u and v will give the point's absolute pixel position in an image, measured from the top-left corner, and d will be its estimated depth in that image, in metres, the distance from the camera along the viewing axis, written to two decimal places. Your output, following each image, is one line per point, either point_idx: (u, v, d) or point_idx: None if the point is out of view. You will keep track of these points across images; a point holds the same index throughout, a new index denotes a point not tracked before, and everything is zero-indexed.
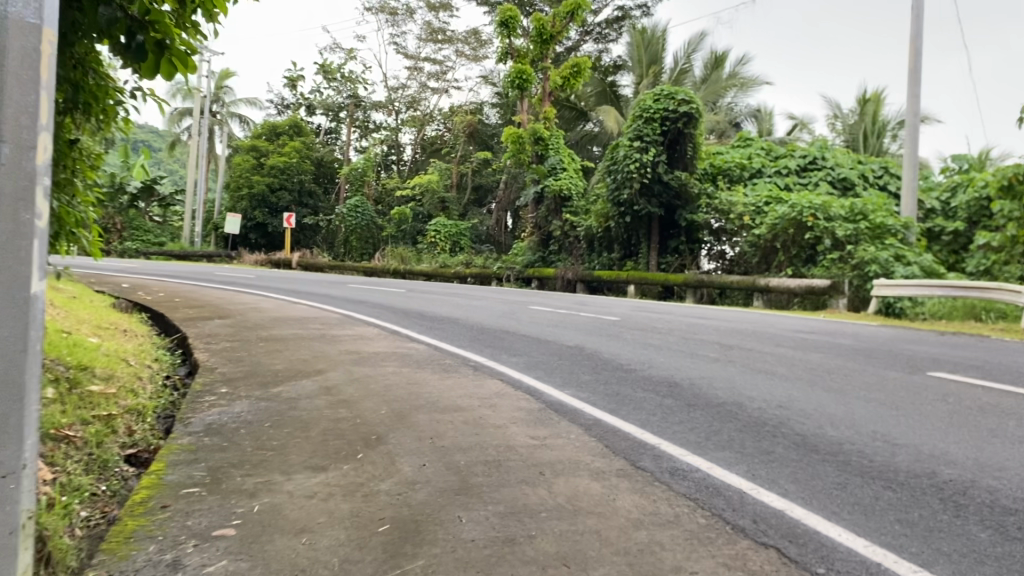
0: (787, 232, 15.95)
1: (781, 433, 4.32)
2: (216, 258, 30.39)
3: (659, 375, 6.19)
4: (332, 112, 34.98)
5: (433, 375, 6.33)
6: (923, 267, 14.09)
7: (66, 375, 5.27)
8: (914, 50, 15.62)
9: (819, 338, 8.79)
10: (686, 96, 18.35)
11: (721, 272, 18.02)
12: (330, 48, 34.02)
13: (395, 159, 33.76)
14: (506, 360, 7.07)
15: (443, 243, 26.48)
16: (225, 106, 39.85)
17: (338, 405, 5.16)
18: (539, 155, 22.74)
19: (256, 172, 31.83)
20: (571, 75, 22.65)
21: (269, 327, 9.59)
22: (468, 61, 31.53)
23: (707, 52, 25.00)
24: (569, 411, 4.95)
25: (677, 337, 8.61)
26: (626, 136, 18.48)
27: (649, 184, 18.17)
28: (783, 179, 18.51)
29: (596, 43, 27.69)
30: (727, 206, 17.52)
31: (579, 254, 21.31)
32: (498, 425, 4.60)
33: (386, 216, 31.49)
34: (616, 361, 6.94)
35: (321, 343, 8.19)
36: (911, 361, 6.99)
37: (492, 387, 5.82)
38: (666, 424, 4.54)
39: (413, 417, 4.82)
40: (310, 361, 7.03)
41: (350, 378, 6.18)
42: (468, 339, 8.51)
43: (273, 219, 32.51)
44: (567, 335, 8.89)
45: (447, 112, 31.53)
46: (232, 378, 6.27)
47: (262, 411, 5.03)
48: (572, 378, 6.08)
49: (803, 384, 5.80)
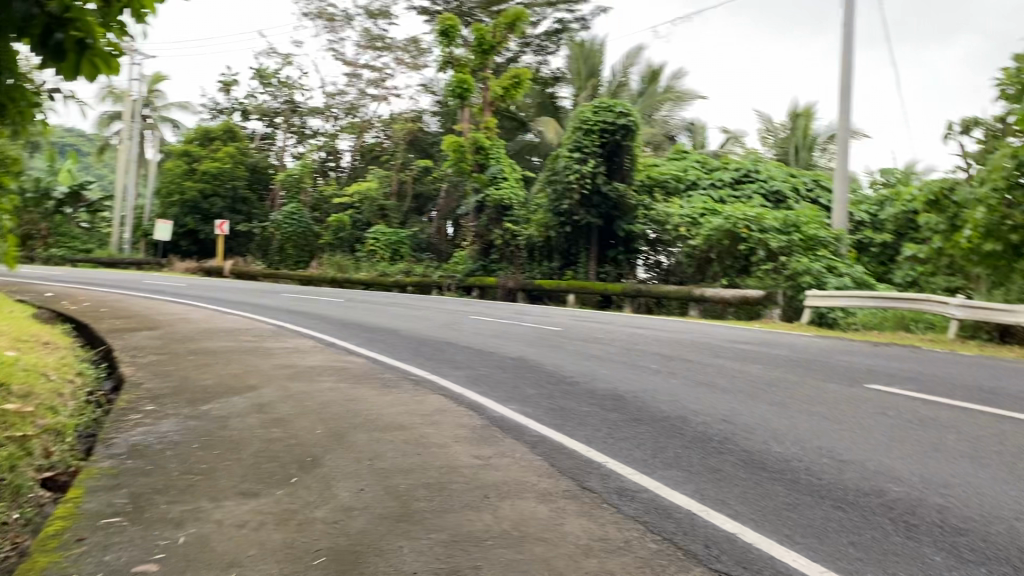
0: (721, 243, 16.13)
1: (728, 449, 4.26)
2: (145, 265, 29.42)
3: (603, 389, 6.10)
4: (268, 118, 34.31)
5: (372, 390, 6.14)
6: (853, 278, 14.40)
7: None
8: (845, 68, 15.99)
9: (758, 349, 8.84)
10: (623, 109, 18.31)
11: (657, 281, 18.45)
12: (266, 53, 33.40)
13: (332, 166, 33.25)
14: (447, 373, 6.91)
15: (382, 251, 26.09)
16: (156, 110, 38.77)
17: (271, 424, 4.94)
18: (480, 164, 22.63)
19: (189, 178, 31.06)
20: (511, 86, 22.53)
21: (200, 339, 9.24)
22: (407, 69, 31.26)
23: (644, 65, 25.28)
24: (513, 428, 4.82)
25: (619, 349, 8.56)
26: (566, 147, 18.44)
27: (589, 195, 18.19)
28: (718, 192, 18.80)
29: (536, 54, 27.74)
30: (664, 217, 17.68)
31: (520, 264, 21.24)
32: (440, 443, 4.45)
33: (322, 223, 30.96)
34: (558, 374, 6.84)
35: (254, 356, 7.91)
36: (849, 372, 7.06)
37: (432, 402, 5.66)
38: (611, 441, 4.44)
39: (351, 436, 4.63)
40: (242, 375, 6.76)
41: (284, 393, 5.95)
42: (408, 351, 8.32)
43: (205, 226, 31.64)
44: (508, 347, 8.77)
45: (386, 120, 31.21)
46: (159, 394, 5.98)
47: (190, 431, 4.78)
48: (514, 393, 5.96)
49: (746, 397, 5.78)
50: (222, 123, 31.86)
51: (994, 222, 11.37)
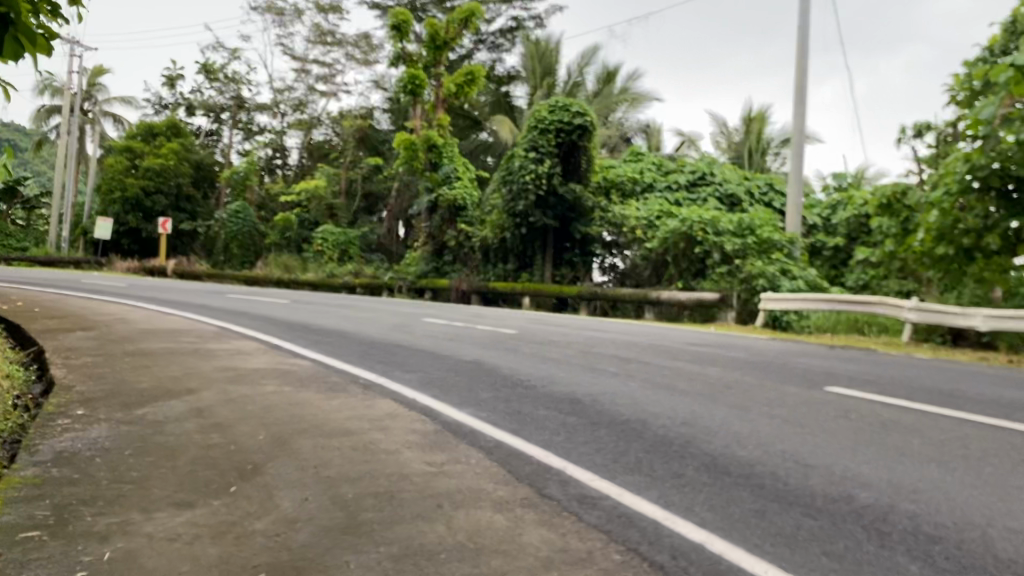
0: (678, 246, 16.13)
1: (691, 453, 4.11)
2: (85, 264, 28.53)
3: (560, 392, 5.93)
4: (213, 114, 33.63)
5: (320, 394, 5.88)
6: (808, 282, 14.60)
7: None
8: (800, 69, 16.12)
9: (714, 351, 8.77)
10: (579, 109, 18.35)
11: (613, 284, 18.43)
12: (213, 47, 32.74)
13: (280, 163, 32.70)
14: (399, 377, 6.68)
15: (332, 251, 25.63)
16: (98, 104, 37.74)
17: (211, 429, 4.67)
18: (432, 163, 22.48)
19: (131, 175, 30.17)
20: (465, 83, 22.30)
21: (140, 340, 8.86)
22: (359, 65, 30.88)
23: (598, 66, 25.36)
24: (467, 433, 4.62)
25: (575, 351, 8.41)
26: (521, 146, 18.17)
27: (544, 197, 18.00)
28: (673, 195, 18.84)
29: (489, 52, 27.63)
30: (621, 218, 17.68)
31: (474, 265, 21.03)
32: (390, 450, 4.23)
33: (269, 223, 30.38)
34: (514, 377, 6.66)
35: (196, 358, 7.58)
36: (806, 375, 7.01)
37: (382, 406, 5.44)
38: (570, 445, 4.26)
39: (296, 442, 4.39)
40: (182, 378, 6.44)
41: (226, 398, 5.66)
42: (359, 354, 8.06)
43: (148, 225, 30.77)
44: (462, 349, 8.56)
45: (336, 116, 30.83)
46: (91, 397, 5.64)
47: (122, 437, 4.48)
48: (469, 396, 5.76)
49: (705, 400, 5.66)
50: (167, 119, 31.50)
51: (947, 225, 11.43)
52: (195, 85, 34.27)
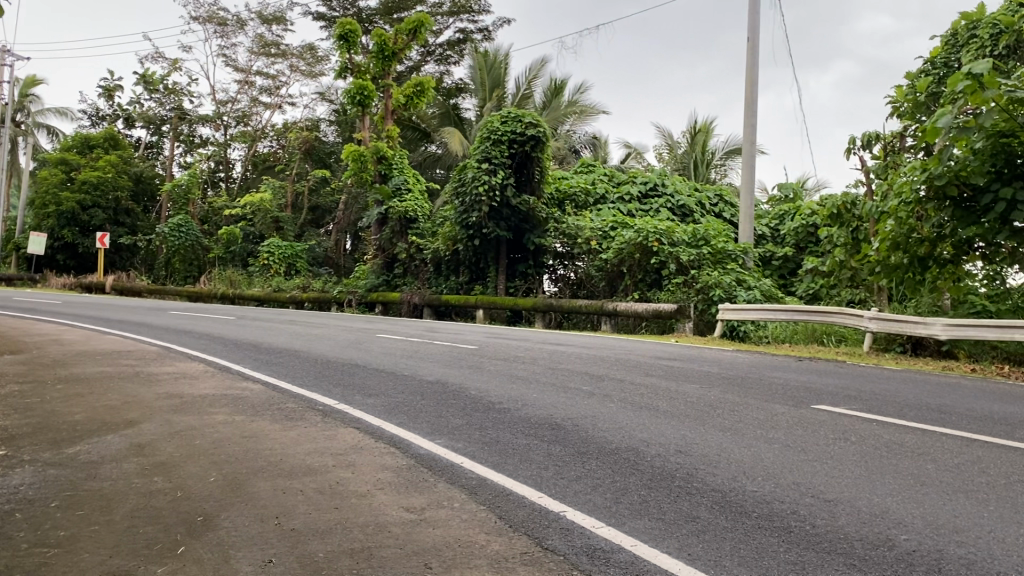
0: (633, 256, 15.82)
1: (699, 489, 3.71)
2: (16, 281, 27.18)
3: (537, 416, 5.49)
4: (153, 125, 32.55)
5: (274, 424, 5.33)
6: (763, 291, 14.41)
7: None
8: (750, 81, 16.04)
9: (684, 365, 8.41)
10: (532, 119, 17.92)
11: (566, 294, 17.91)
12: (151, 57, 31.68)
13: (223, 176, 31.77)
14: (360, 402, 6.15)
15: (277, 265, 24.83)
16: (30, 116, 36.14)
17: (152, 471, 4.10)
18: (382, 174, 22.12)
19: (65, 188, 28.93)
20: (415, 95, 21.95)
21: (72, 364, 8.15)
22: (303, 77, 30.13)
23: (548, 79, 25.17)
24: (444, 468, 4.15)
25: (542, 368, 7.98)
26: (474, 157, 17.79)
27: (497, 207, 17.54)
28: (626, 206, 18.62)
29: (438, 64, 27.27)
30: (574, 229, 17.25)
31: (425, 277, 20.49)
32: (360, 493, 3.73)
33: (212, 237, 29.41)
34: (484, 398, 6.19)
35: (135, 384, 6.93)
36: (789, 391, 6.68)
37: (345, 437, 4.92)
38: (564, 482, 3.81)
39: (251, 485, 3.85)
40: (119, 408, 5.82)
41: (169, 430, 5.08)
42: (312, 376, 7.49)
43: (83, 239, 29.44)
44: (424, 368, 8.06)
45: (282, 129, 30.18)
46: (12, 434, 4.99)
47: (48, 483, 3.88)
48: (438, 423, 5.27)
49: (694, 422, 5.27)
50: (105, 130, 30.54)
51: (904, 234, 11.28)
52: (134, 95, 33.19)
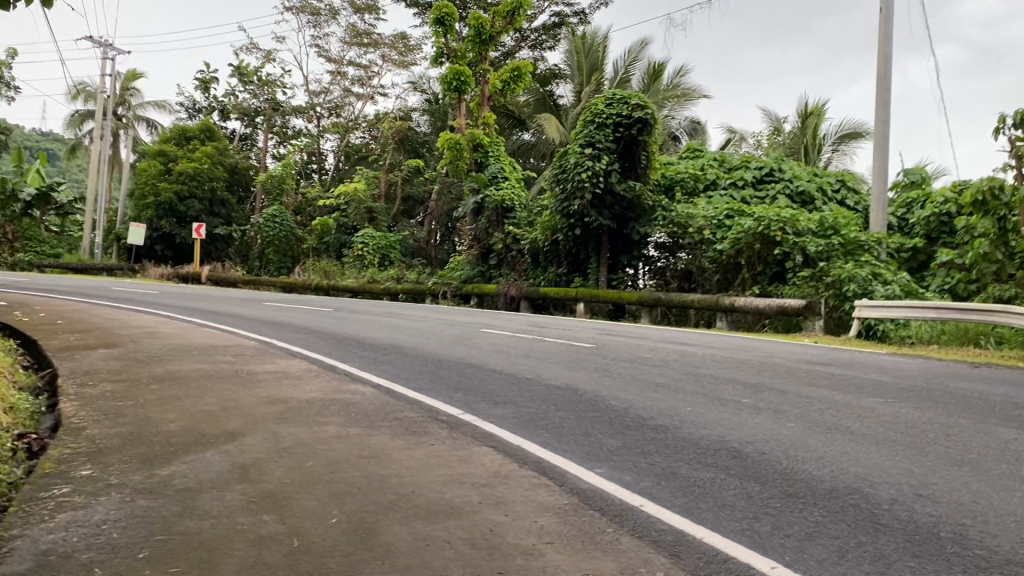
0: (752, 247, 14.50)
1: (990, 561, 2.71)
2: (118, 270, 27.53)
3: (707, 438, 4.53)
4: (248, 117, 32.66)
5: (396, 440, 4.51)
6: (902, 286, 12.90)
7: None
8: (883, 54, 14.57)
9: (845, 372, 7.27)
10: (639, 100, 16.69)
11: (654, 287, 16.69)
12: (246, 49, 31.74)
13: (316, 167, 31.65)
14: (487, 412, 5.29)
15: (371, 256, 24.52)
16: (131, 109, 36.77)
17: (260, 506, 3.30)
18: (478, 163, 21.34)
19: (165, 178, 29.34)
20: (511, 80, 21.00)
21: (169, 360, 7.59)
22: (395, 66, 29.66)
23: (647, 61, 23.87)
24: (621, 513, 3.24)
25: (683, 373, 6.97)
26: (576, 142, 16.86)
27: (601, 195, 16.57)
28: (740, 193, 17.22)
29: (532, 49, 26.34)
30: (685, 218, 16.00)
31: (523, 270, 19.71)
32: (526, 549, 2.85)
33: (306, 227, 29.32)
34: (632, 411, 5.26)
35: (235, 385, 6.25)
36: (997, 409, 5.51)
37: (483, 461, 4.07)
38: (799, 546, 2.85)
39: (384, 532, 3.01)
40: (218, 416, 5.12)
41: (276, 446, 4.33)
42: (425, 378, 6.69)
43: (181, 230, 29.68)
44: (547, 370, 7.15)
45: (374, 119, 29.69)
46: (101, 447, 4.33)
47: (135, 520, 3.13)
48: (590, 444, 4.36)
49: (911, 453, 4.21)
50: (202, 122, 30.52)
51: None
52: (230, 88, 33.39)
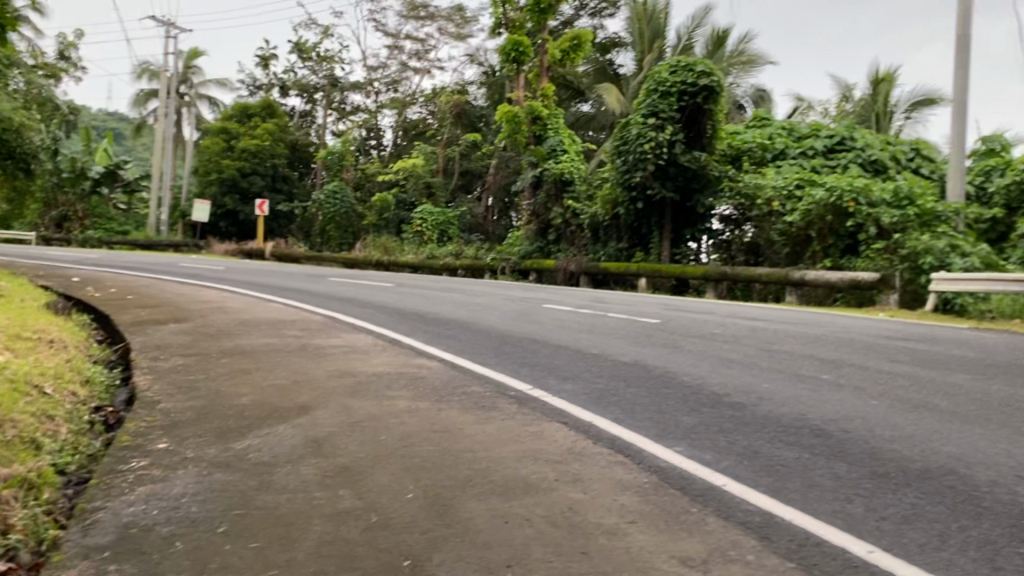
0: (824, 218, 14.09)
1: None
2: (184, 247, 28.15)
3: (787, 416, 4.37)
4: (308, 94, 32.90)
5: (466, 415, 4.47)
6: (982, 259, 12.12)
7: None
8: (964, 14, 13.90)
9: (925, 348, 6.99)
10: (704, 68, 16.27)
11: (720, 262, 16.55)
12: (305, 25, 31.90)
13: (375, 144, 31.77)
14: (557, 388, 5.21)
15: (430, 232, 24.66)
16: (194, 88, 37.42)
17: (335, 481, 3.28)
18: (537, 135, 21.12)
19: (228, 156, 29.83)
20: (571, 49, 20.70)
21: (238, 334, 7.68)
22: (452, 40, 29.50)
23: (710, 28, 23.26)
24: (705, 493, 3.14)
25: (755, 348, 6.79)
26: (639, 112, 16.57)
27: (664, 167, 16.30)
28: (810, 162, 16.73)
29: (591, 18, 25.92)
30: (752, 188, 15.54)
31: (582, 244, 19.54)
32: (608, 529, 2.76)
33: (365, 203, 29.52)
34: (706, 387, 5.12)
35: (304, 360, 6.28)
36: None
37: (556, 437, 3.99)
38: (897, 532, 2.71)
39: (462, 508, 2.96)
40: (289, 390, 5.14)
41: (347, 420, 4.32)
42: (492, 353, 6.64)
43: (245, 207, 30.19)
44: (614, 345, 7.04)
45: (431, 94, 29.59)
46: (177, 421, 4.37)
47: (213, 493, 3.13)
48: (665, 421, 4.24)
49: (1006, 433, 4.00)
50: (263, 100, 30.85)
51: None
52: (290, 65, 33.64)
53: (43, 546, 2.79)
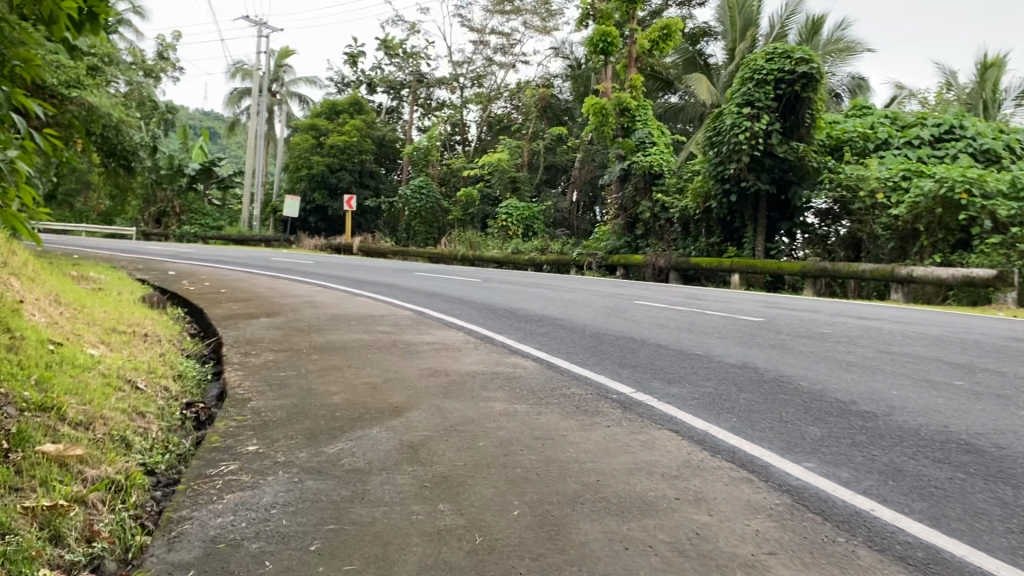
0: (933, 211, 13.22)
1: None
2: (275, 242, 28.65)
3: (927, 429, 3.91)
4: (394, 91, 33.10)
5: (568, 421, 4.15)
6: None
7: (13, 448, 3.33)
8: None
9: None
10: (803, 54, 15.50)
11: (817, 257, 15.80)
12: (391, 22, 32.11)
13: (460, 139, 31.74)
14: (663, 392, 4.85)
15: (515, 226, 24.53)
16: (285, 86, 38.16)
17: (434, 494, 3.01)
18: (625, 128, 20.58)
19: (317, 151, 30.28)
20: (660, 39, 20.08)
21: (328, 329, 7.56)
22: (537, 33, 29.21)
23: (805, 14, 22.31)
24: (851, 520, 2.75)
25: (874, 351, 6.26)
26: (733, 102, 15.91)
27: (760, 158, 15.65)
28: (916, 152, 15.73)
29: (680, 7, 25.26)
30: (855, 180, 14.65)
31: (672, 239, 19.00)
32: (746, 561, 2.41)
33: (450, 197, 29.50)
34: (829, 395, 4.67)
35: (395, 356, 6.09)
36: None
37: (669, 448, 3.63)
38: None
39: (574, 530, 2.65)
40: (381, 388, 4.92)
41: (442, 424, 4.06)
42: (588, 352, 6.31)
43: (334, 202, 30.61)
44: (717, 346, 6.61)
45: (515, 88, 29.32)
46: (269, 420, 4.20)
47: (305, 504, 2.90)
48: (790, 432, 3.84)
49: None
50: (351, 96, 31.14)
51: None
52: (377, 63, 33.92)
53: (129, 555, 2.77)
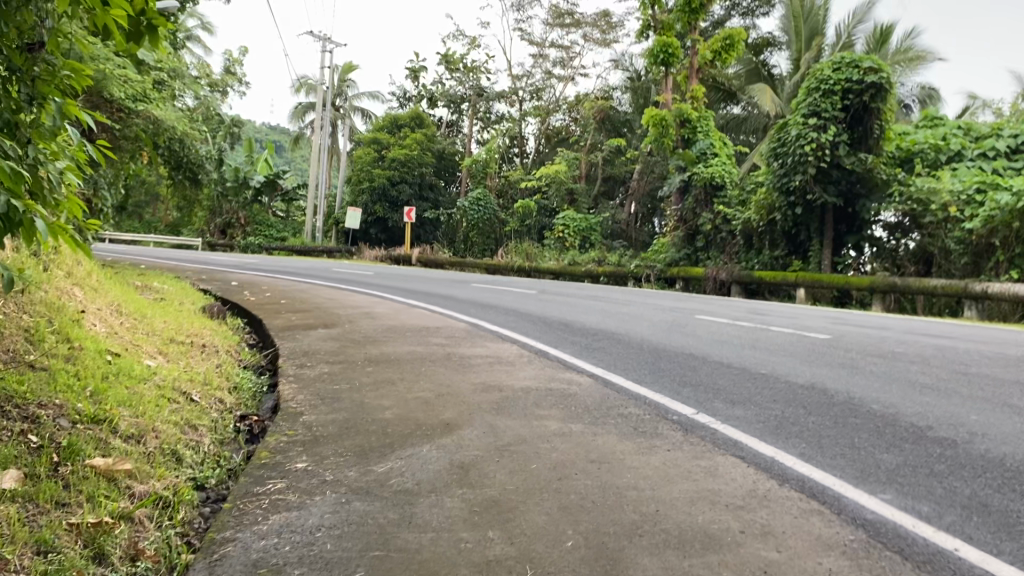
0: (1010, 224, 12.53)
1: None
2: (335, 253, 29.01)
3: (1013, 458, 3.64)
4: (454, 104, 33.30)
5: (625, 443, 3.99)
6: None
7: (62, 460, 3.31)
8: None
9: None
10: (872, 63, 15.04)
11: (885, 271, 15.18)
12: (452, 36, 32.35)
13: (518, 151, 31.75)
14: (725, 413, 4.64)
15: (572, 239, 24.41)
16: (347, 100, 38.72)
17: (484, 520, 2.88)
18: (686, 139, 20.29)
19: (378, 165, 30.61)
20: (723, 49, 19.75)
21: (383, 341, 7.51)
22: (597, 46, 29.09)
23: (873, 23, 21.74)
24: (933, 561, 2.53)
25: (950, 372, 5.94)
26: (799, 112, 15.52)
27: (827, 169, 15.24)
28: (991, 163, 14.92)
29: (743, 18, 24.86)
30: (926, 193, 14.11)
31: (733, 252, 18.62)
32: None
33: (508, 209, 29.50)
34: (903, 419, 4.41)
35: (449, 371, 5.99)
36: None
37: (732, 475, 3.44)
38: None
39: (632, 565, 2.49)
40: (433, 404, 4.82)
41: (495, 443, 3.93)
42: (647, 369, 6.12)
43: (393, 214, 30.87)
44: (782, 364, 6.36)
45: (574, 100, 29.22)
46: (319, 436, 4.13)
47: (351, 528, 2.80)
48: (863, 460, 3.61)
49: None
50: (411, 110, 31.40)
51: None
52: (437, 76, 34.19)
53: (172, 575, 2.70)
